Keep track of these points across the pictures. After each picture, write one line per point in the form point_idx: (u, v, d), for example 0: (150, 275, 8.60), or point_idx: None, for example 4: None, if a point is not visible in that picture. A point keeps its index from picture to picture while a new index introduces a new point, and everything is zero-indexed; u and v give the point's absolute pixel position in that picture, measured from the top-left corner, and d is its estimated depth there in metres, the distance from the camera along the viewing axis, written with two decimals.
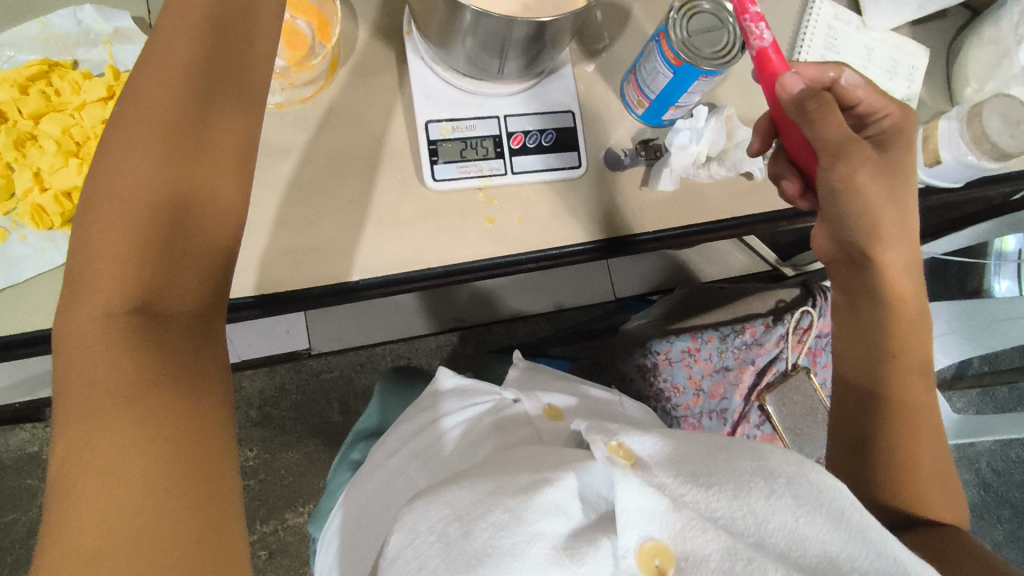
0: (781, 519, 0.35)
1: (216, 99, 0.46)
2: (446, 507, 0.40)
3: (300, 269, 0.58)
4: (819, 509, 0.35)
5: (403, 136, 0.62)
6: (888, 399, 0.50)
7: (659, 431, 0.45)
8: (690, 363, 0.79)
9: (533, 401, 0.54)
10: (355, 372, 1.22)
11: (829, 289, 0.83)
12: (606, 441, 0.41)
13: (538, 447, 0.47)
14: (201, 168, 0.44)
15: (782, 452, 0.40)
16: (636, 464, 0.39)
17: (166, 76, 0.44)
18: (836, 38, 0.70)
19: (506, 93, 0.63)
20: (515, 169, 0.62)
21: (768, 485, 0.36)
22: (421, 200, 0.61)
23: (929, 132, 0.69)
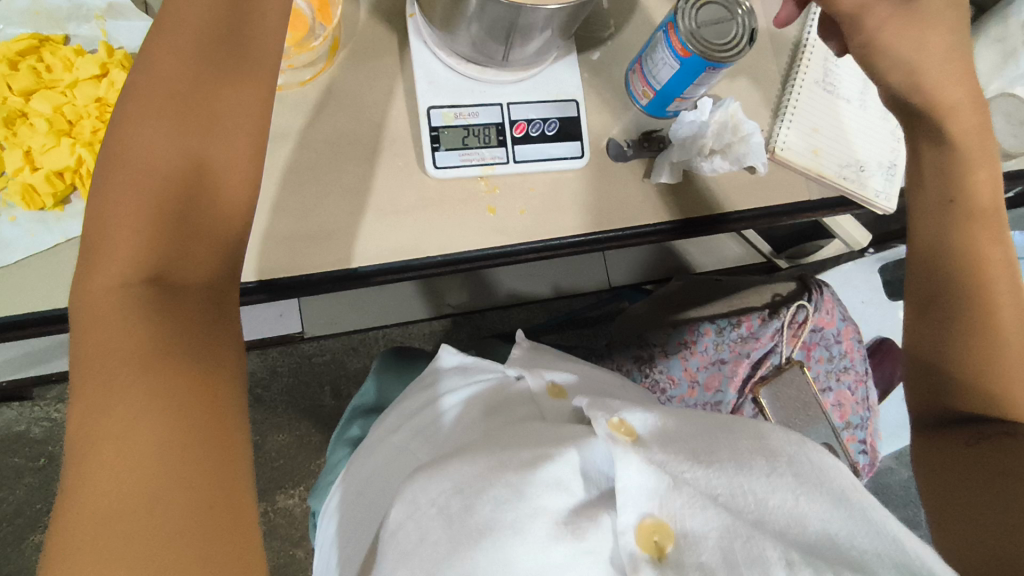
0: (781, 497, 0.36)
1: (229, 73, 0.45)
2: (446, 481, 0.39)
3: (299, 257, 0.57)
4: (819, 489, 0.36)
5: (404, 122, 0.61)
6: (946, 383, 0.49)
7: (660, 409, 0.45)
8: (686, 356, 0.79)
9: (536, 378, 0.53)
10: (347, 356, 1.22)
11: (824, 285, 0.83)
12: (607, 417, 0.40)
13: (541, 424, 0.47)
14: (214, 140, 0.43)
15: (782, 432, 0.41)
16: (635, 441, 0.39)
17: (178, 46, 0.43)
18: (833, 78, 0.69)
19: (511, 81, 0.62)
20: (517, 157, 0.61)
21: (769, 465, 0.37)
22: (422, 187, 0.60)
23: None
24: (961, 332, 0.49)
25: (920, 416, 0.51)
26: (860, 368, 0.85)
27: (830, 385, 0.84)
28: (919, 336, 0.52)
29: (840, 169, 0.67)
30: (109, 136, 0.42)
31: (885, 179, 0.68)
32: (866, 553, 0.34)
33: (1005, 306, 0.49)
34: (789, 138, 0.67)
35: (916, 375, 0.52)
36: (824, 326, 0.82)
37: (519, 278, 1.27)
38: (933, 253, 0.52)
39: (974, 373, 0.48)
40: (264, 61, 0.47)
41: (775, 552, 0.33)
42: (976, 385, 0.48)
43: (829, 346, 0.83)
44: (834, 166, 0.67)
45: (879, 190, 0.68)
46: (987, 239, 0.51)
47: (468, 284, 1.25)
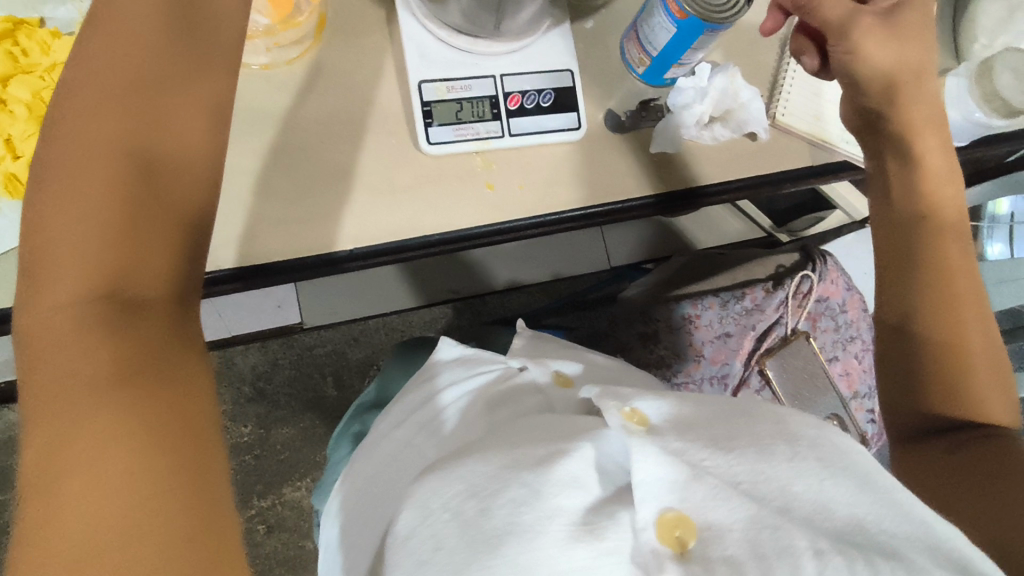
0: (805, 481, 0.36)
1: (171, 60, 0.43)
2: (460, 483, 0.38)
3: (293, 240, 0.56)
4: (844, 473, 0.36)
5: (395, 100, 0.59)
6: (944, 353, 0.46)
7: (676, 394, 0.44)
8: (690, 331, 0.78)
9: (540, 367, 0.54)
10: (349, 347, 1.21)
11: (828, 255, 0.83)
12: (618, 407, 0.40)
13: (548, 417, 0.46)
14: (161, 134, 0.42)
15: (799, 415, 0.42)
16: (649, 429, 0.38)
17: (117, 40, 0.41)
18: None
19: (504, 52, 0.60)
20: (513, 131, 0.60)
21: (791, 447, 0.37)
22: (416, 165, 0.58)
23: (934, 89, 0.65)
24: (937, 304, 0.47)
25: (902, 427, 0.48)
26: (867, 338, 0.84)
27: (837, 355, 0.83)
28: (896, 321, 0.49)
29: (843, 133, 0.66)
30: (46, 146, 0.39)
31: None
32: (895, 536, 0.34)
33: (965, 276, 0.49)
34: (790, 103, 0.65)
35: (891, 369, 0.49)
36: (829, 296, 0.82)
37: (518, 262, 1.26)
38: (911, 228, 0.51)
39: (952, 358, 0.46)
40: (215, 47, 0.45)
41: (803, 542, 0.32)
42: (959, 374, 0.46)
43: (834, 317, 0.82)
44: (836, 129, 0.65)
45: None
46: (954, 215, 0.51)
47: (468, 269, 1.24)
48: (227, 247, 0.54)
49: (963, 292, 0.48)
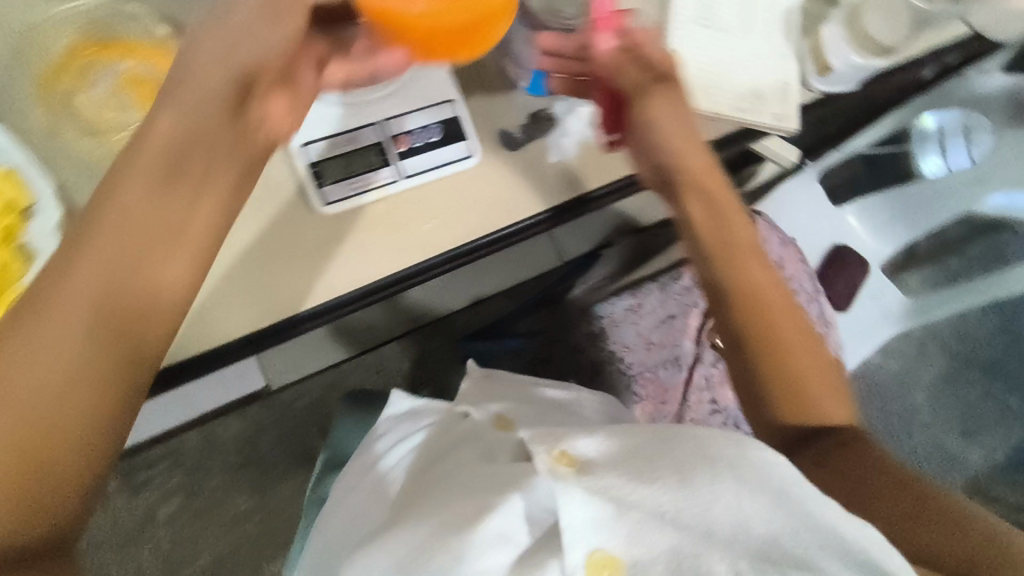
0: (725, 501, 0.39)
1: (150, 260, 0.41)
2: (399, 548, 0.48)
3: (212, 328, 0.56)
4: (762, 488, 0.39)
5: (284, 167, 0.59)
6: (765, 352, 0.51)
7: (607, 428, 0.49)
8: (634, 321, 0.80)
9: (481, 412, 0.59)
10: (330, 393, 1.22)
11: (757, 216, 0.85)
12: (548, 451, 0.45)
13: (491, 467, 0.52)
14: (119, 351, 0.39)
15: (720, 433, 0.45)
16: (578, 470, 0.44)
17: (107, 245, 0.40)
18: (713, 10, 0.67)
19: (380, 96, 0.59)
20: (406, 172, 0.59)
21: (711, 470, 0.41)
22: (318, 227, 0.59)
23: (814, 41, 0.67)
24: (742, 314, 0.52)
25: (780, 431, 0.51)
26: (809, 288, 0.86)
27: None
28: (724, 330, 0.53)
29: (735, 103, 0.66)
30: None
31: (782, 102, 0.67)
32: (813, 549, 0.37)
33: (760, 273, 0.53)
34: (677, 85, 0.66)
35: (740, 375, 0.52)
36: (765, 255, 0.83)
37: (476, 276, 1.27)
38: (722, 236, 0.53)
39: (772, 359, 0.51)
40: (193, 233, 0.43)
41: (720, 567, 0.37)
42: (780, 378, 0.50)
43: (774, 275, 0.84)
44: (725, 101, 0.66)
45: (777, 115, 0.67)
46: (751, 255, 0.53)
47: (427, 294, 1.24)
48: None
49: (774, 292, 0.53)
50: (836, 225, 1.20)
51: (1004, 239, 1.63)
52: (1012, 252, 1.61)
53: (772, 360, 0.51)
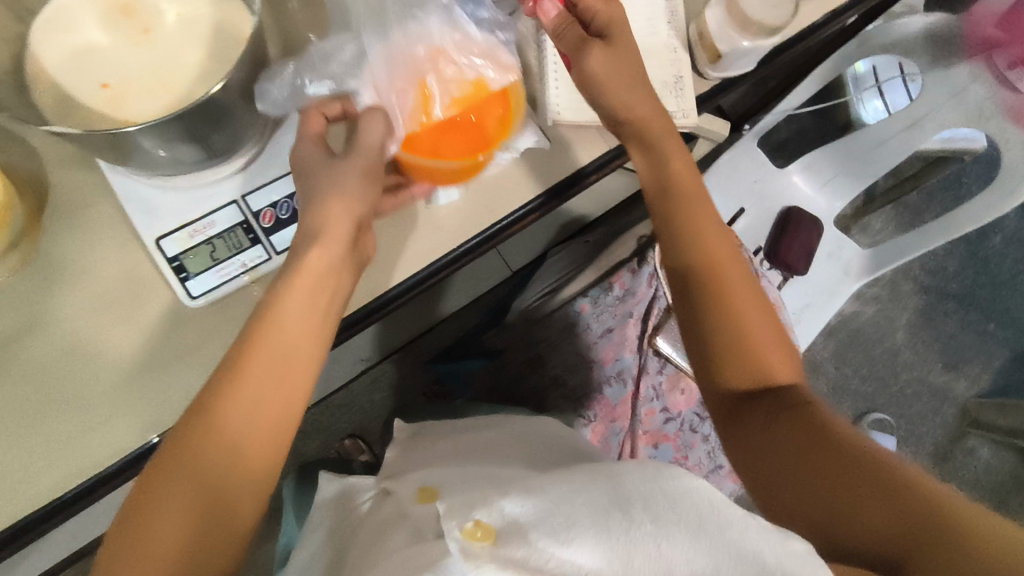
0: (644, 551, 0.36)
1: (235, 491, 0.41)
2: None
3: (88, 455, 0.50)
4: (678, 525, 0.36)
5: (144, 264, 0.54)
6: (720, 300, 0.51)
7: (525, 486, 0.44)
8: (571, 342, 0.76)
9: (409, 484, 0.55)
10: (304, 442, 1.23)
11: None
12: (461, 525, 0.40)
13: (402, 545, 0.45)
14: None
15: (637, 468, 0.42)
16: (495, 542, 0.38)
17: (191, 482, 0.40)
18: None
19: (233, 172, 0.54)
20: (278, 249, 0.53)
21: (626, 516, 0.37)
22: (190, 324, 0.53)
23: (700, 28, 0.63)
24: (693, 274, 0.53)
25: (719, 395, 0.52)
26: None
27: None
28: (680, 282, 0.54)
29: None
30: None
31: (675, 96, 0.63)
32: None
33: (704, 209, 0.54)
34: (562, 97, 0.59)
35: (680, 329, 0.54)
36: None
37: None
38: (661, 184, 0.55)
39: (721, 312, 0.51)
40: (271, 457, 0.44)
41: None
42: (730, 332, 0.51)
43: None
44: None
45: (675, 111, 0.63)
46: (704, 210, 0.54)
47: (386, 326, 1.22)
48: (19, 490, 0.49)
49: (724, 245, 0.54)
50: (779, 189, 1.17)
51: (966, 166, 1.59)
52: (971, 179, 1.57)
53: (721, 311, 0.51)
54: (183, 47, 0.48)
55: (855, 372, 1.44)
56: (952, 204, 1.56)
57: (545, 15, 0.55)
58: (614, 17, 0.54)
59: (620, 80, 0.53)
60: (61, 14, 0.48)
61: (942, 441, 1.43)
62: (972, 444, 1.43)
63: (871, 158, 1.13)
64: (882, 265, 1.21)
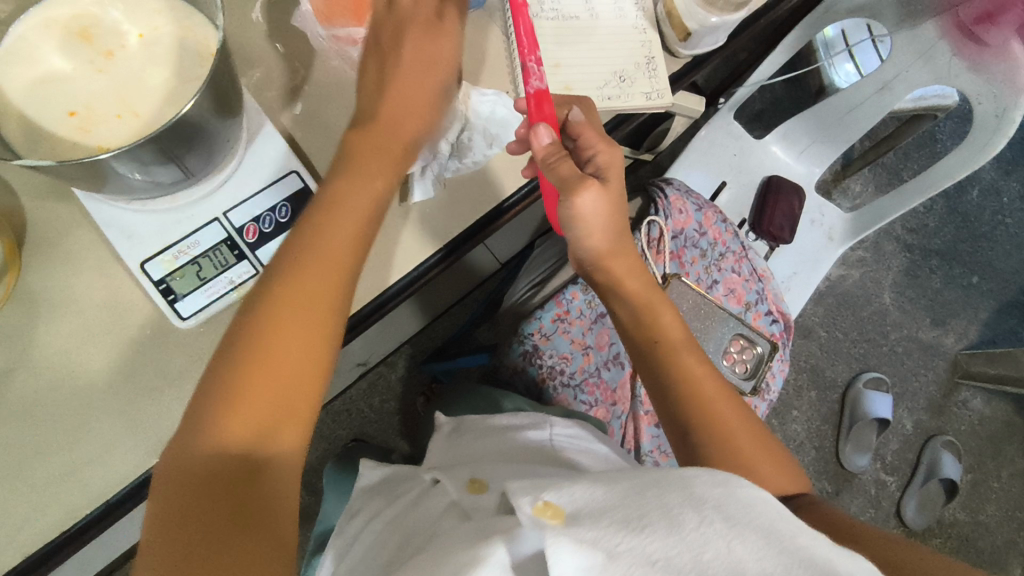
0: (715, 547, 0.33)
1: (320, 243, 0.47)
2: None
3: (92, 485, 0.50)
4: (749, 528, 0.35)
5: (132, 289, 0.54)
6: (701, 413, 0.56)
7: (589, 480, 0.42)
8: (566, 329, 0.75)
9: (456, 482, 0.55)
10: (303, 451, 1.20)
11: (667, 186, 0.80)
12: (532, 502, 0.39)
13: (467, 529, 0.45)
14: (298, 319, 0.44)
15: (706, 473, 0.40)
16: (565, 521, 0.37)
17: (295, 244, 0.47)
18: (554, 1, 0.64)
19: (209, 191, 0.53)
20: (265, 262, 0.53)
21: (698, 514, 0.35)
22: (184, 346, 0.53)
23: (668, 9, 0.64)
24: (679, 394, 0.57)
25: None
26: (736, 247, 0.84)
27: (715, 279, 0.82)
28: (669, 406, 0.58)
29: (600, 90, 0.63)
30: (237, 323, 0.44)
31: (649, 76, 0.64)
32: None
33: (671, 322, 0.60)
34: None
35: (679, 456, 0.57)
36: (683, 227, 0.80)
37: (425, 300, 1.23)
38: (637, 319, 0.60)
39: (708, 422, 0.56)
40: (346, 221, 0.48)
41: None
42: (722, 441, 0.55)
43: (697, 244, 0.81)
44: (590, 90, 0.62)
45: (648, 91, 0.64)
46: (690, 355, 0.59)
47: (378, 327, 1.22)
48: (25, 526, 0.49)
49: (705, 365, 0.59)
50: (757, 161, 1.19)
51: (940, 123, 1.60)
52: (945, 134, 1.59)
53: (708, 417, 0.56)
54: (148, 67, 0.48)
55: (846, 335, 1.45)
56: (928, 162, 1.58)
57: (536, 140, 0.51)
58: (613, 163, 0.57)
59: (600, 224, 0.56)
60: (23, 44, 0.48)
61: (936, 396, 1.45)
62: (966, 396, 1.45)
63: (844, 123, 1.14)
64: (864, 229, 1.21)
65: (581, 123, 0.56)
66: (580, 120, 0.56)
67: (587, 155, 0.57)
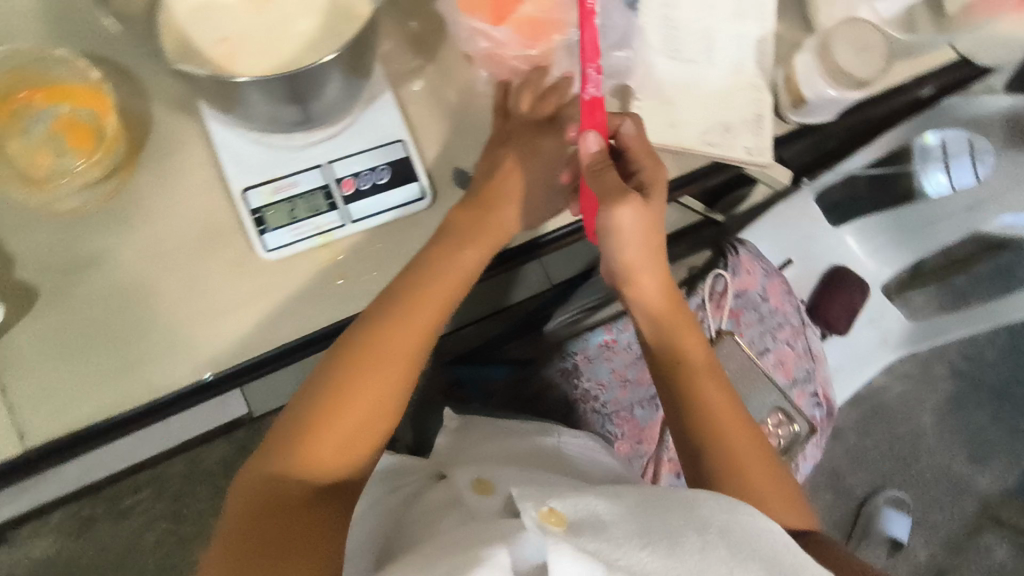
0: (716, 570, 0.37)
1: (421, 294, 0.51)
2: None
3: (142, 381, 0.53)
4: (749, 558, 0.39)
5: (223, 212, 0.56)
6: (712, 434, 0.54)
7: (602, 492, 0.45)
8: (610, 357, 0.77)
9: (464, 477, 0.55)
10: None
11: (741, 244, 0.81)
12: (535, 509, 0.41)
13: (469, 528, 0.45)
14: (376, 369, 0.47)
15: (710, 498, 0.44)
16: (566, 529, 0.39)
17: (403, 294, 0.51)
18: (679, 41, 0.65)
19: (320, 140, 0.56)
20: (354, 216, 0.55)
21: (701, 537, 0.39)
22: (258, 275, 0.55)
23: (787, 73, 0.65)
24: (692, 412, 0.55)
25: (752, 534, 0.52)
26: (795, 321, 0.83)
27: (767, 346, 0.81)
28: (680, 423, 0.56)
29: (702, 135, 0.64)
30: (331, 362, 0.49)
31: (752, 133, 0.65)
32: None
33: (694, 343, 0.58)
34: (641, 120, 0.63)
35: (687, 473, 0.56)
36: (747, 288, 0.80)
37: None
38: (657, 334, 0.59)
39: (719, 445, 0.54)
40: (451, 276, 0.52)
41: None
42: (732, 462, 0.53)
43: (757, 308, 0.81)
44: (694, 134, 0.64)
45: (749, 147, 0.64)
46: (706, 375, 0.57)
47: None
48: (73, 404, 0.52)
49: (722, 386, 0.57)
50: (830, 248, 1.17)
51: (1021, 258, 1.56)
52: None
53: (719, 439, 0.54)
54: (298, 15, 0.51)
55: (877, 446, 1.40)
56: (1000, 293, 1.53)
57: (585, 148, 0.51)
58: (658, 178, 0.57)
59: (635, 239, 0.56)
60: None
61: (958, 534, 1.37)
62: (989, 542, 1.37)
63: (925, 231, 1.12)
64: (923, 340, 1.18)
65: (632, 137, 0.57)
66: (630, 132, 0.56)
67: (632, 169, 0.57)
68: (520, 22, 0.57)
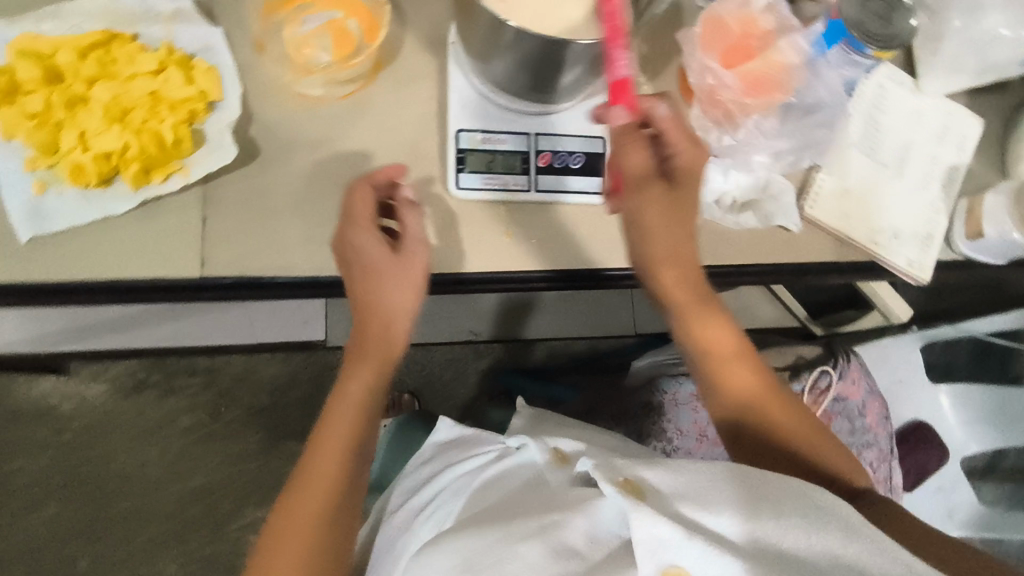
0: (792, 537, 0.38)
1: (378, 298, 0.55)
2: (454, 556, 0.48)
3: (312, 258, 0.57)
4: (826, 525, 0.39)
5: (431, 142, 0.61)
6: (751, 404, 0.57)
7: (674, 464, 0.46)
8: (697, 407, 0.77)
9: (540, 446, 0.57)
10: None
11: (853, 353, 0.83)
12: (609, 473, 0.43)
13: (547, 494, 0.52)
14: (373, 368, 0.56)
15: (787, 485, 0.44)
16: (643, 494, 0.41)
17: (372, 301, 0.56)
18: (879, 141, 0.67)
19: (536, 113, 0.61)
20: (539, 186, 0.61)
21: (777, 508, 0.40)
22: (441, 206, 0.59)
23: (972, 206, 0.66)
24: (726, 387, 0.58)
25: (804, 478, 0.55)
26: (884, 445, 0.81)
27: None
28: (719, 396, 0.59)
29: (873, 233, 0.65)
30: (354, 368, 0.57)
31: (920, 248, 0.66)
32: None
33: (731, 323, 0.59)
34: (821, 198, 0.65)
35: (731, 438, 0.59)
36: (848, 396, 0.80)
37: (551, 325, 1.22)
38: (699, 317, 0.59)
39: (759, 412, 0.57)
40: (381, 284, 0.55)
41: None
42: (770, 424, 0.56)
43: (852, 420, 0.80)
44: (866, 229, 0.65)
45: (912, 260, 0.66)
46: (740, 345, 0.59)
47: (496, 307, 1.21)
48: (247, 255, 0.56)
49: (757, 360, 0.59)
50: None
51: None
52: None
53: (759, 406, 0.57)
54: None
55: None
56: None
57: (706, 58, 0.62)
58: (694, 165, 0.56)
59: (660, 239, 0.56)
60: None
61: None
62: None
63: None
64: None
65: (666, 120, 0.54)
66: (665, 116, 0.54)
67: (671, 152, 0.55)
68: (746, 74, 0.61)
